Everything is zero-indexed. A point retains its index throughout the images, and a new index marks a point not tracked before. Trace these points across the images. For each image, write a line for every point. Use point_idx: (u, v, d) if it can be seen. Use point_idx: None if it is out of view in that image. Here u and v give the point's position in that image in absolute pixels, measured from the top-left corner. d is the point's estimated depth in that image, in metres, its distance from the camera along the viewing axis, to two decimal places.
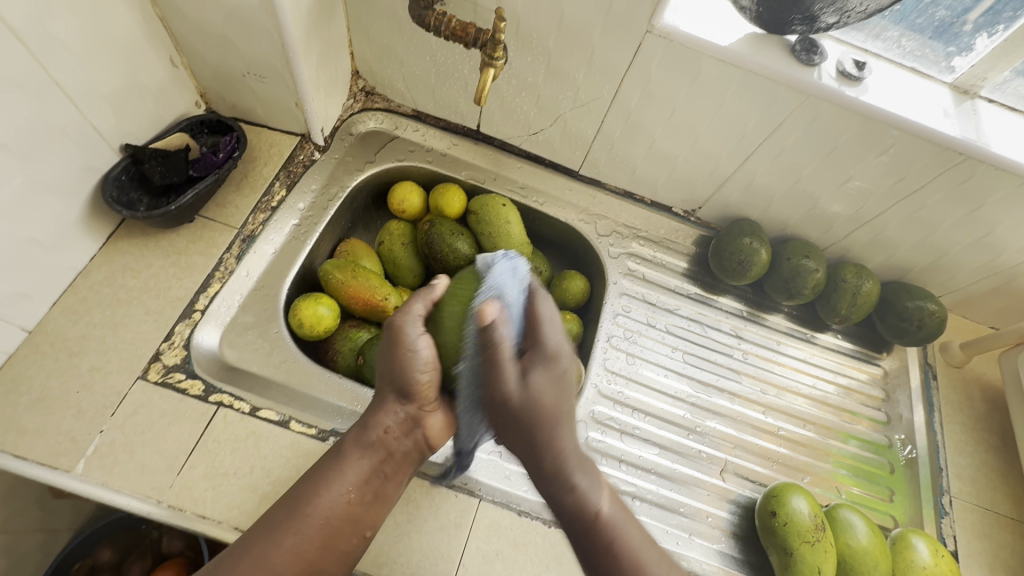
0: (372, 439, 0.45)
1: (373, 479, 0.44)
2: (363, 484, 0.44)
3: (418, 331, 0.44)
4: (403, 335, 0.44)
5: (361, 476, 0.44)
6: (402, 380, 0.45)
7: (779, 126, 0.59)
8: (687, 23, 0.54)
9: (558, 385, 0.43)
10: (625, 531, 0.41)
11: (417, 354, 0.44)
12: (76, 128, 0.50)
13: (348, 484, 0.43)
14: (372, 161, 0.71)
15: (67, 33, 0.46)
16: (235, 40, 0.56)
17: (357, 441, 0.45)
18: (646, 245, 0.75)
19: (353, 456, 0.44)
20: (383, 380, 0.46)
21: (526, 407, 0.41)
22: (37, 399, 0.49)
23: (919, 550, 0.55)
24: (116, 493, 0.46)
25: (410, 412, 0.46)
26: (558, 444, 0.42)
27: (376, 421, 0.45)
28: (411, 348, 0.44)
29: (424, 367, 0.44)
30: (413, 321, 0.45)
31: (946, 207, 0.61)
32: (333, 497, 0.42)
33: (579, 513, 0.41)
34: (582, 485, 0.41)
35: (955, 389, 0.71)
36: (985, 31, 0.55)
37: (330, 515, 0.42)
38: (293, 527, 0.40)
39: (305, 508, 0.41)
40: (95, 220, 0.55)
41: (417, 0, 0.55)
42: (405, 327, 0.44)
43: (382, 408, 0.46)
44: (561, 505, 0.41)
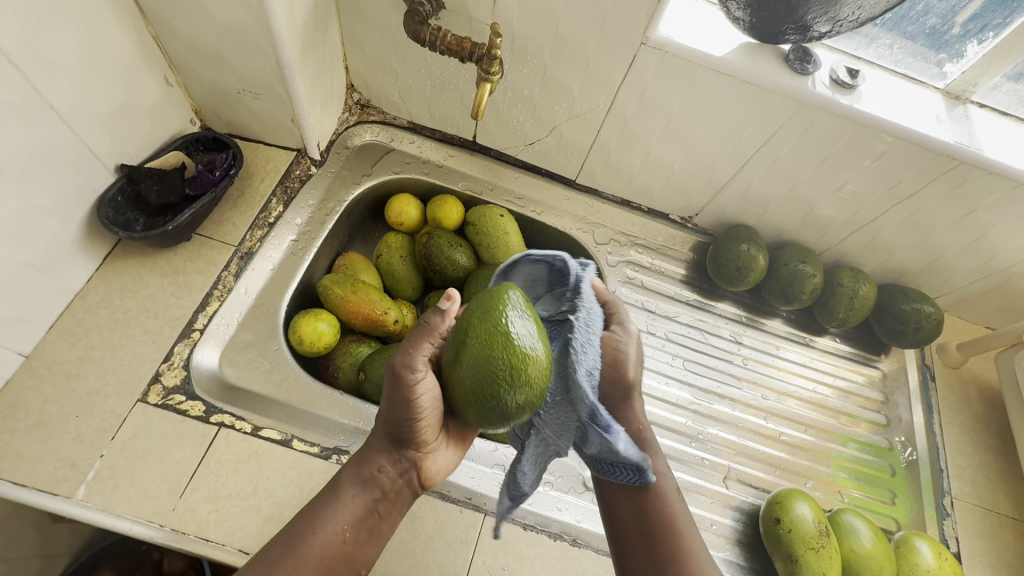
0: (367, 478, 0.44)
1: (369, 518, 0.44)
2: (358, 522, 0.43)
3: (422, 372, 0.44)
4: (405, 376, 0.43)
5: (355, 515, 0.43)
6: (397, 421, 0.45)
7: (774, 134, 0.59)
8: (681, 34, 0.54)
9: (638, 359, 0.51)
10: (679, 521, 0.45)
11: (417, 395, 0.44)
12: (71, 149, 0.50)
13: (343, 522, 0.42)
14: (369, 174, 0.71)
15: (60, 56, 0.46)
16: (230, 58, 0.56)
17: (353, 479, 0.44)
18: (644, 252, 0.75)
19: (348, 495, 0.43)
20: (380, 421, 0.47)
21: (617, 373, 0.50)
22: (36, 424, 0.48)
23: (923, 554, 0.55)
24: (117, 518, 0.46)
25: (405, 451, 0.46)
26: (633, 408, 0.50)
27: (370, 460, 0.45)
28: (412, 390, 0.43)
29: (423, 408, 0.44)
30: (416, 360, 0.43)
31: (940, 211, 0.61)
32: (328, 535, 0.41)
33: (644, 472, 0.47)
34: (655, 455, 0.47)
35: (953, 390, 0.72)
36: (975, 38, 0.55)
37: (325, 553, 0.41)
38: (290, 565, 0.39)
39: (300, 546, 0.40)
40: (91, 241, 0.55)
41: (412, 15, 0.55)
42: (410, 367, 0.43)
43: (375, 448, 0.46)
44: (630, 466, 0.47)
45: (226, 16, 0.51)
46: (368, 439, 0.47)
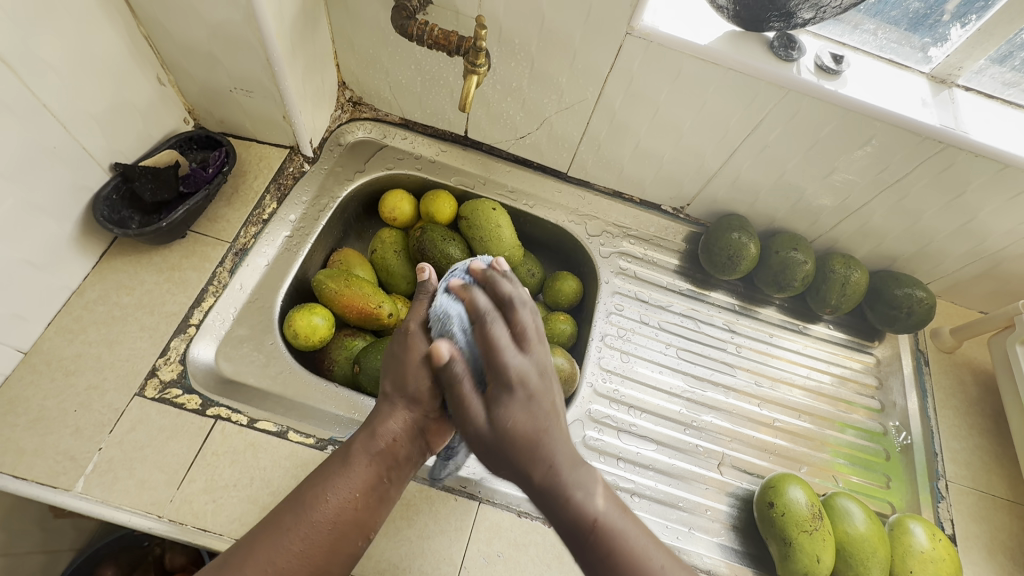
0: (380, 447, 0.44)
1: (380, 484, 0.44)
2: (369, 490, 0.43)
3: (431, 337, 0.47)
4: (411, 342, 0.46)
5: (366, 482, 0.43)
6: (410, 387, 0.45)
7: (762, 121, 0.60)
8: (666, 24, 0.55)
9: (530, 407, 0.39)
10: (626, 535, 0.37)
11: (426, 360, 0.45)
12: (65, 148, 0.50)
13: (354, 489, 0.42)
14: (362, 171, 0.71)
15: (54, 56, 0.47)
16: (221, 57, 0.57)
17: (364, 446, 0.44)
18: (636, 243, 0.76)
19: (359, 462, 0.43)
20: (390, 386, 0.46)
21: (497, 439, 0.38)
22: (35, 419, 0.49)
23: (917, 536, 0.56)
24: (116, 510, 0.47)
25: (417, 418, 0.45)
26: (547, 464, 0.37)
27: (383, 427, 0.44)
28: (421, 356, 0.46)
29: (436, 371, 0.45)
30: (425, 326, 0.47)
31: (929, 195, 0.62)
32: (339, 502, 0.42)
33: (577, 521, 0.37)
34: (577, 496, 0.37)
35: (947, 374, 0.72)
36: (959, 21, 0.56)
37: (336, 519, 0.41)
38: (301, 531, 0.40)
39: (310, 513, 0.41)
40: (87, 240, 0.56)
41: (400, 10, 0.56)
42: (416, 334, 0.47)
43: (388, 414, 0.45)
44: (558, 516, 0.38)
45: (216, 14, 0.52)
46: (377, 406, 0.46)
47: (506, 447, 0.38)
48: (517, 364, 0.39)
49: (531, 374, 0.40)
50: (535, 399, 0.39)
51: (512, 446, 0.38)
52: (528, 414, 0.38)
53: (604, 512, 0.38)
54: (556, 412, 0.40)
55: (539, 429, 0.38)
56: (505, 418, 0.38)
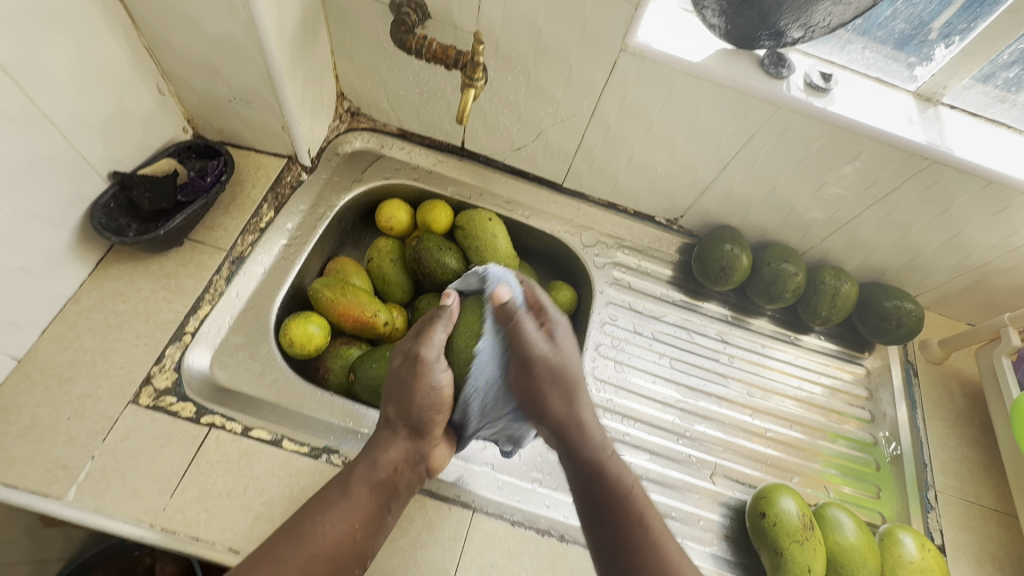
0: (381, 476, 0.46)
1: (379, 514, 0.45)
2: (368, 520, 0.45)
3: (441, 368, 0.50)
4: (424, 371, 0.49)
5: (366, 512, 0.44)
6: (415, 416, 0.49)
7: (753, 136, 0.61)
8: (659, 41, 0.56)
9: (565, 382, 0.53)
10: (652, 512, 0.46)
11: (437, 390, 0.49)
12: (64, 156, 0.51)
13: (353, 519, 0.44)
14: (359, 180, 0.72)
15: (55, 67, 0.47)
16: (221, 68, 0.58)
17: (365, 476, 0.46)
18: (631, 254, 0.77)
19: (359, 492, 0.45)
20: (394, 415, 0.49)
21: (562, 363, 0.53)
22: (27, 427, 0.49)
23: (907, 546, 0.56)
24: (108, 518, 0.46)
25: (417, 447, 0.49)
26: (576, 413, 0.52)
27: (384, 457, 0.47)
28: (431, 383, 0.49)
29: (438, 402, 0.50)
30: (436, 356, 0.50)
31: (916, 209, 0.63)
32: (338, 533, 0.43)
33: (614, 488, 0.47)
34: (612, 461, 0.49)
35: (935, 386, 0.73)
36: (944, 41, 0.58)
37: (336, 550, 0.42)
38: (299, 563, 0.40)
39: (309, 547, 0.41)
40: (84, 247, 0.56)
41: (398, 25, 0.57)
42: (428, 362, 0.49)
43: (390, 444, 0.48)
44: (595, 474, 0.48)
45: (218, 26, 0.53)
46: (378, 433, 0.49)
47: (548, 386, 0.52)
48: (547, 347, 0.53)
49: (560, 342, 0.54)
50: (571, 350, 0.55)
51: (566, 379, 0.53)
52: (557, 380, 0.52)
53: (634, 486, 0.48)
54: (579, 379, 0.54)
55: (577, 396, 0.53)
56: (560, 352, 0.54)
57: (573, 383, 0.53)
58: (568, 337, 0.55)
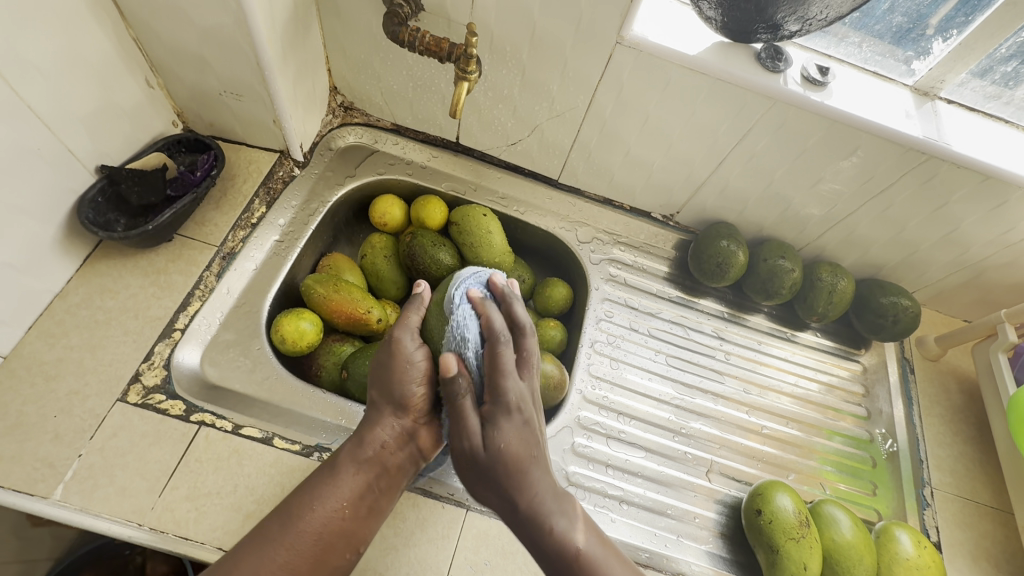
0: (367, 454, 0.44)
1: (369, 493, 0.44)
2: (358, 499, 0.43)
3: (413, 343, 0.46)
4: (398, 347, 0.45)
5: (354, 492, 0.43)
6: (398, 394, 0.45)
7: (750, 130, 0.60)
8: (656, 34, 0.55)
9: (526, 432, 0.41)
10: (606, 567, 0.40)
11: (415, 366, 0.45)
12: (51, 150, 0.50)
13: (343, 499, 0.43)
14: (352, 176, 0.71)
15: (41, 58, 0.46)
16: (211, 61, 0.57)
17: (353, 454, 0.44)
18: (627, 250, 0.76)
19: (348, 471, 0.44)
20: (378, 394, 0.46)
21: (490, 461, 0.40)
22: (13, 425, 0.48)
23: (903, 543, 0.56)
24: (95, 517, 0.46)
25: (406, 425, 0.45)
26: (534, 488, 0.40)
27: (371, 435, 0.45)
28: (410, 361, 0.45)
29: (420, 378, 0.45)
30: (409, 334, 0.46)
31: (913, 204, 0.63)
32: (327, 512, 0.42)
33: (561, 558, 0.40)
34: (560, 528, 0.40)
35: (932, 383, 0.73)
36: (941, 36, 0.57)
37: (324, 530, 0.41)
38: (287, 540, 0.40)
39: (298, 522, 0.41)
40: (72, 242, 0.55)
41: (391, 16, 0.56)
42: (402, 340, 0.46)
43: (377, 421, 0.45)
44: (540, 548, 0.40)
45: (207, 17, 0.52)
46: (367, 412, 0.46)
47: (501, 469, 0.40)
48: (517, 390, 0.41)
49: (526, 400, 0.42)
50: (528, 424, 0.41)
51: (503, 468, 0.40)
52: (519, 435, 0.40)
53: (585, 545, 0.41)
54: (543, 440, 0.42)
55: (526, 463, 0.40)
56: (501, 441, 0.40)
57: (514, 469, 0.40)
58: (515, 422, 0.41)
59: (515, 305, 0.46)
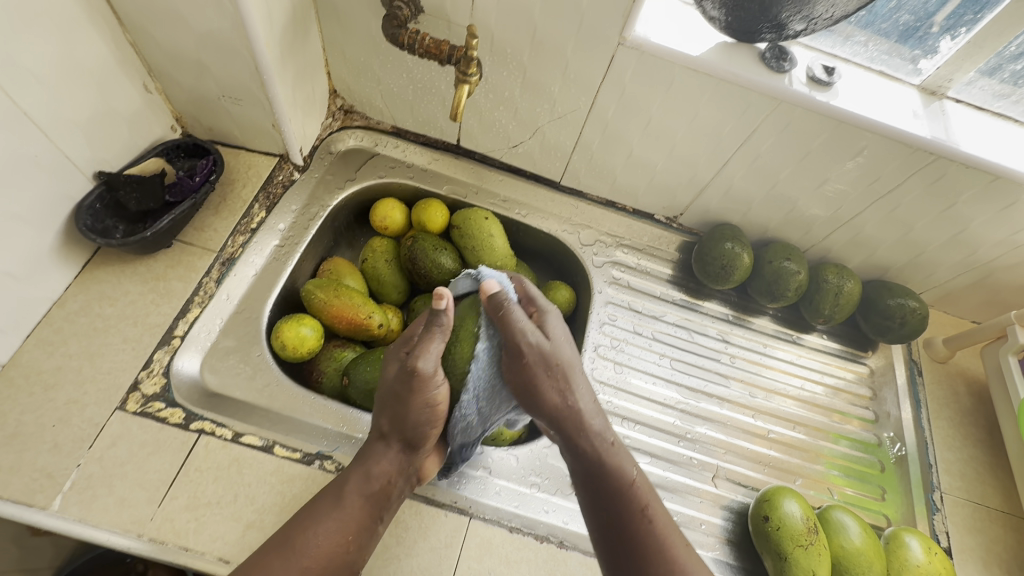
0: (374, 487, 0.45)
1: (373, 524, 0.45)
2: (363, 531, 0.44)
3: (438, 380, 0.47)
4: (421, 383, 0.46)
5: (359, 523, 0.44)
6: (408, 430, 0.47)
7: (755, 131, 0.60)
8: (658, 34, 0.55)
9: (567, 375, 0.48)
10: (653, 504, 0.46)
11: (431, 404, 0.47)
12: (47, 157, 0.49)
13: (347, 531, 0.43)
14: (353, 179, 0.71)
15: (37, 65, 0.46)
16: (209, 65, 0.56)
17: (358, 487, 0.45)
18: (630, 253, 0.75)
19: (352, 502, 0.44)
20: (387, 423, 0.47)
21: (565, 412, 0.47)
22: (12, 435, 0.48)
23: (913, 549, 0.55)
24: (94, 528, 0.45)
25: (411, 459, 0.48)
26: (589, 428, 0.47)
27: (377, 468, 0.46)
28: (427, 398, 0.47)
29: (432, 415, 0.47)
30: (434, 367, 0.46)
31: (921, 205, 0.62)
32: (331, 544, 0.42)
33: (619, 485, 0.46)
34: (633, 468, 0.47)
35: (940, 385, 0.72)
36: (949, 33, 0.56)
37: (329, 563, 0.42)
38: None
39: (300, 558, 0.41)
40: (70, 249, 0.54)
41: (390, 19, 0.56)
42: (424, 373, 0.46)
43: (382, 454, 0.47)
44: (600, 475, 0.46)
45: (204, 22, 0.52)
46: (371, 444, 0.47)
47: (568, 419, 0.47)
48: (559, 334, 0.50)
49: (567, 346, 0.50)
50: (583, 374, 0.49)
51: (571, 424, 0.47)
52: (581, 388, 0.48)
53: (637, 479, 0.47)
54: (594, 391, 0.50)
55: (590, 420, 0.48)
56: (550, 344, 0.49)
57: (574, 426, 0.47)
58: (574, 362, 0.49)
59: (514, 311, 0.47)
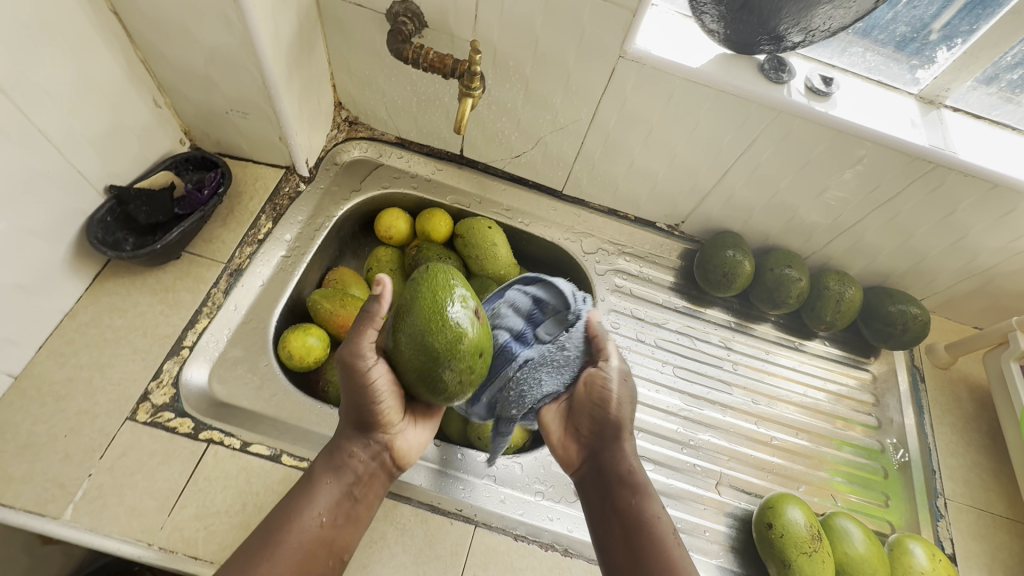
0: (340, 465, 0.46)
1: (345, 502, 0.45)
2: (334, 508, 0.44)
3: (371, 357, 0.44)
4: (354, 366, 0.44)
5: (331, 501, 0.44)
6: (360, 411, 0.46)
7: (754, 141, 0.60)
8: (658, 47, 0.56)
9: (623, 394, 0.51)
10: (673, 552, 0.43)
11: (371, 381, 0.44)
12: (60, 172, 0.50)
13: (320, 510, 0.44)
14: (358, 190, 0.71)
15: (51, 83, 0.47)
16: (218, 80, 0.57)
17: (325, 468, 0.45)
18: (632, 261, 0.76)
19: (323, 481, 0.45)
20: (344, 410, 0.47)
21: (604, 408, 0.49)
22: (24, 445, 0.48)
23: (917, 556, 0.55)
24: (105, 537, 0.46)
25: (374, 436, 0.47)
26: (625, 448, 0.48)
27: (341, 448, 0.47)
28: (365, 376, 0.44)
29: (379, 391, 0.45)
30: (363, 347, 0.44)
31: (920, 213, 0.62)
32: (305, 522, 0.43)
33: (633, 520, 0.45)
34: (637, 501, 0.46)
35: (943, 391, 0.72)
36: (945, 44, 0.57)
37: (303, 542, 0.42)
38: (267, 556, 0.40)
39: (277, 534, 0.41)
40: (81, 261, 0.55)
41: (394, 34, 0.57)
42: (354, 356, 0.44)
43: (344, 437, 0.47)
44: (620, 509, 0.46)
45: (213, 39, 0.53)
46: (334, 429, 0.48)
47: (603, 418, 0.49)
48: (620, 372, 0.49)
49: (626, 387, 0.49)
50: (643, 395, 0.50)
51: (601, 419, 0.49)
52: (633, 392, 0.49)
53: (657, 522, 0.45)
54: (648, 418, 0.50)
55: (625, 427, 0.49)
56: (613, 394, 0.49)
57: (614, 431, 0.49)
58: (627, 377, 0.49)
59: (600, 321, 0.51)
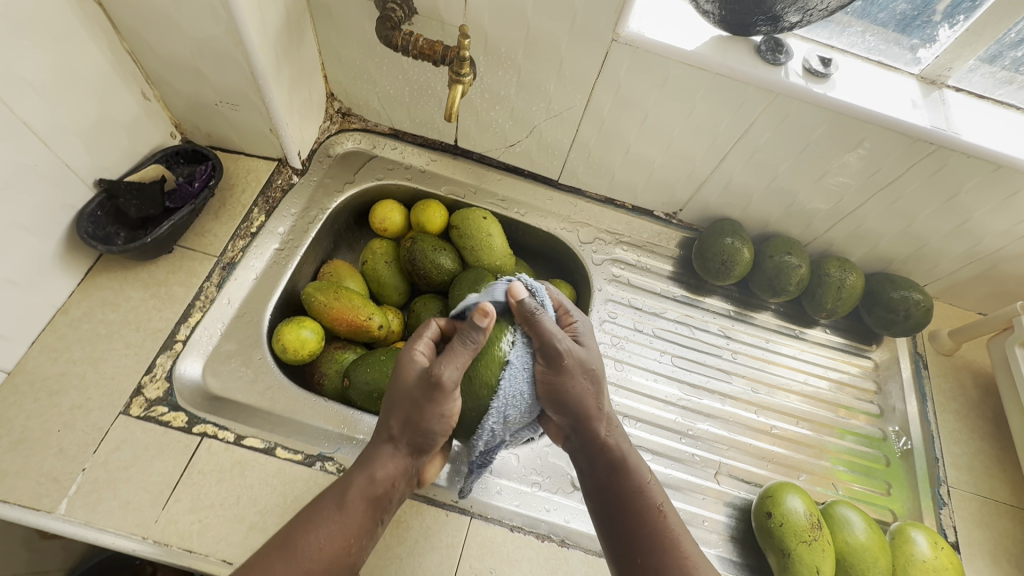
0: (378, 491, 0.44)
1: (373, 527, 0.44)
2: (363, 534, 0.44)
3: (453, 399, 0.44)
4: (443, 396, 0.43)
5: (362, 526, 0.43)
6: (417, 437, 0.45)
7: (753, 125, 0.59)
8: (652, 30, 0.54)
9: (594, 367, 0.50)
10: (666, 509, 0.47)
11: (446, 415, 0.45)
12: (47, 165, 0.50)
13: (350, 534, 0.43)
14: (352, 181, 0.71)
15: (35, 76, 0.47)
16: (206, 72, 0.57)
17: (363, 490, 0.44)
18: (629, 250, 0.75)
19: (355, 507, 0.43)
20: (397, 427, 0.45)
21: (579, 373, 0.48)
22: (17, 440, 0.48)
23: (919, 544, 0.54)
24: (100, 531, 0.46)
25: (415, 462, 0.47)
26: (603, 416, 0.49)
27: (382, 471, 0.45)
28: (441, 411, 0.45)
29: (444, 425, 0.46)
30: (455, 384, 0.43)
31: (922, 197, 0.61)
32: (334, 550, 0.42)
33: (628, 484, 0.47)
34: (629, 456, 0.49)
35: (946, 377, 0.71)
36: (947, 22, 0.55)
37: (331, 566, 0.41)
38: None
39: (305, 563, 0.40)
40: (72, 256, 0.55)
41: (383, 21, 0.56)
42: (447, 391, 0.43)
43: (389, 458, 0.45)
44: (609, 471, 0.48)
45: (200, 29, 0.52)
46: (376, 444, 0.46)
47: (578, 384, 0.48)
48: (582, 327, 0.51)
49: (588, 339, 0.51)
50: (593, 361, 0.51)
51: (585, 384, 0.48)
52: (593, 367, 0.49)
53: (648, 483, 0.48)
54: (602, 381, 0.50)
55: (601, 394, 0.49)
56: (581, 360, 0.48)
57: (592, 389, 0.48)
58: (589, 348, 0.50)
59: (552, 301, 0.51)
